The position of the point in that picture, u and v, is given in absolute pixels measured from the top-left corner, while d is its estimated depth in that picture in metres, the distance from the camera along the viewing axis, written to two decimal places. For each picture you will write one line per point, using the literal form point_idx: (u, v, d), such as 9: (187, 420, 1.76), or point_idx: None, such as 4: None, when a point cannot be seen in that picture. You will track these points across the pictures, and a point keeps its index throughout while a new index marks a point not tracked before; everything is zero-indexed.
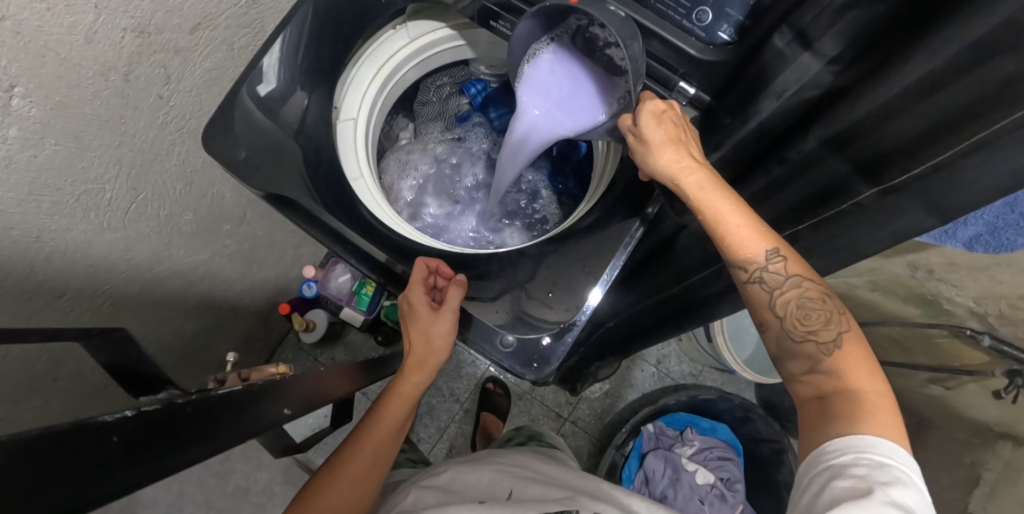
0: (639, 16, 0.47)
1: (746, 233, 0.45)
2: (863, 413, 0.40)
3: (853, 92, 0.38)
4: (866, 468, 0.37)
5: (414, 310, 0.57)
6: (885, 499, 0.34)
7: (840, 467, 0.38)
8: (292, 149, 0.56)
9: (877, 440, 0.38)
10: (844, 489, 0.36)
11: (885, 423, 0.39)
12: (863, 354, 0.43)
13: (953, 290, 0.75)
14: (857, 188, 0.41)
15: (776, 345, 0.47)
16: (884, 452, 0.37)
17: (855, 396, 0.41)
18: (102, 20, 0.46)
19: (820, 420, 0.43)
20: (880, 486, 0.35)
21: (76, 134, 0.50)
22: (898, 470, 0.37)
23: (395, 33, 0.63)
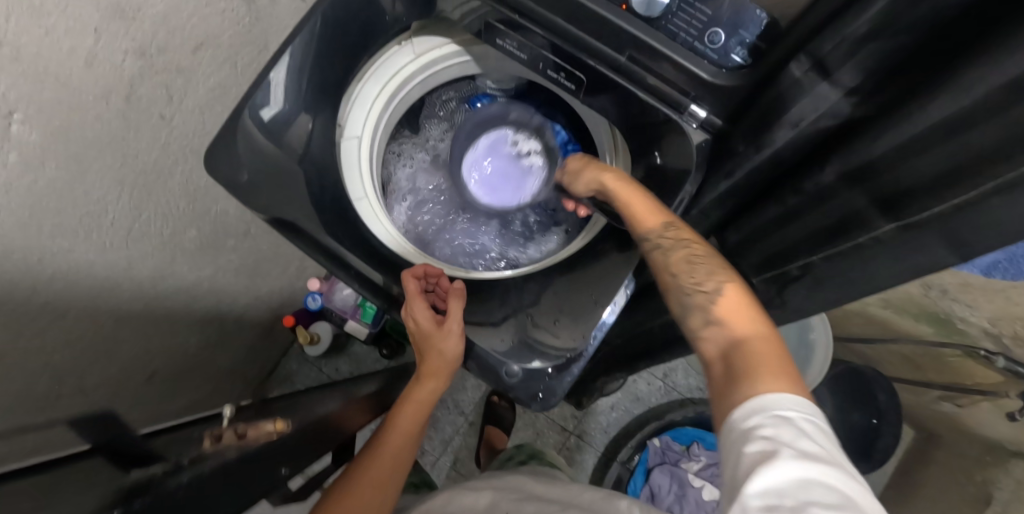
0: (650, 38, 0.46)
1: (644, 212, 0.49)
2: (754, 358, 0.33)
3: (881, 126, 0.37)
4: (772, 426, 0.28)
5: (417, 327, 0.53)
6: (794, 456, 0.26)
7: (745, 431, 0.29)
8: (295, 172, 0.55)
9: (779, 396, 0.30)
10: (750, 455, 0.27)
11: (776, 367, 0.32)
12: (749, 301, 0.39)
13: (967, 309, 0.73)
14: (875, 221, 0.39)
15: (675, 309, 0.43)
16: (788, 404, 0.29)
17: (744, 342, 0.35)
18: (101, 43, 0.45)
19: (719, 380, 0.35)
20: (790, 445, 0.27)
21: (76, 156, 0.50)
22: (808, 420, 0.28)
23: (401, 49, 0.61)
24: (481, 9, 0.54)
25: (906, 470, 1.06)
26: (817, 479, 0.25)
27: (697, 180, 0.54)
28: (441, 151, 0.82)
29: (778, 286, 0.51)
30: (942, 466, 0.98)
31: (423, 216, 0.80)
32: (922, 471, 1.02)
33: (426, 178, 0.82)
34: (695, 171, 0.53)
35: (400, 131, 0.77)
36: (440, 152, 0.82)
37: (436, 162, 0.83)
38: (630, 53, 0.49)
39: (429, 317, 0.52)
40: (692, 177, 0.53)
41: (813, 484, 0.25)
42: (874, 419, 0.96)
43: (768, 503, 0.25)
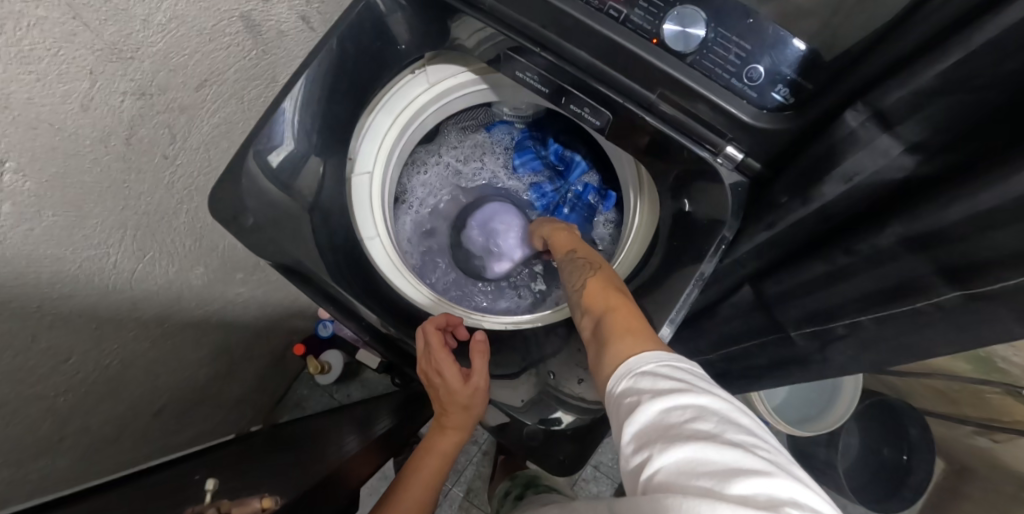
0: (684, 77, 0.43)
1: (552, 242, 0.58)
2: (610, 338, 0.40)
3: (946, 188, 0.33)
4: (634, 380, 0.33)
5: (443, 382, 0.49)
6: (651, 397, 0.30)
7: (615, 395, 0.34)
8: (304, 218, 0.53)
9: (641, 353, 0.35)
10: (624, 409, 0.31)
11: (624, 334, 0.39)
12: (609, 286, 0.47)
13: (1011, 349, 0.69)
14: (937, 289, 0.36)
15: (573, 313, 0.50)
16: (644, 356, 0.35)
17: (605, 322, 0.42)
18: (98, 86, 0.43)
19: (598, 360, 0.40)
20: (647, 388, 0.31)
21: (75, 203, 0.47)
22: (660, 361, 0.34)
23: (414, 78, 0.60)
24: (497, 38, 0.51)
25: (938, 505, 1.01)
26: (672, 403, 0.28)
27: (734, 227, 0.50)
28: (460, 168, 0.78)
29: (820, 342, 0.47)
30: (976, 502, 0.94)
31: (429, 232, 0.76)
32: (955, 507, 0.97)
33: (439, 191, 0.78)
34: (732, 219, 0.49)
35: (422, 150, 0.74)
36: (455, 168, 0.77)
37: (451, 176, 0.78)
38: (661, 91, 0.46)
39: (455, 371, 0.49)
40: (727, 224, 0.49)
41: (669, 408, 0.28)
42: (905, 455, 0.92)
43: (641, 442, 0.28)
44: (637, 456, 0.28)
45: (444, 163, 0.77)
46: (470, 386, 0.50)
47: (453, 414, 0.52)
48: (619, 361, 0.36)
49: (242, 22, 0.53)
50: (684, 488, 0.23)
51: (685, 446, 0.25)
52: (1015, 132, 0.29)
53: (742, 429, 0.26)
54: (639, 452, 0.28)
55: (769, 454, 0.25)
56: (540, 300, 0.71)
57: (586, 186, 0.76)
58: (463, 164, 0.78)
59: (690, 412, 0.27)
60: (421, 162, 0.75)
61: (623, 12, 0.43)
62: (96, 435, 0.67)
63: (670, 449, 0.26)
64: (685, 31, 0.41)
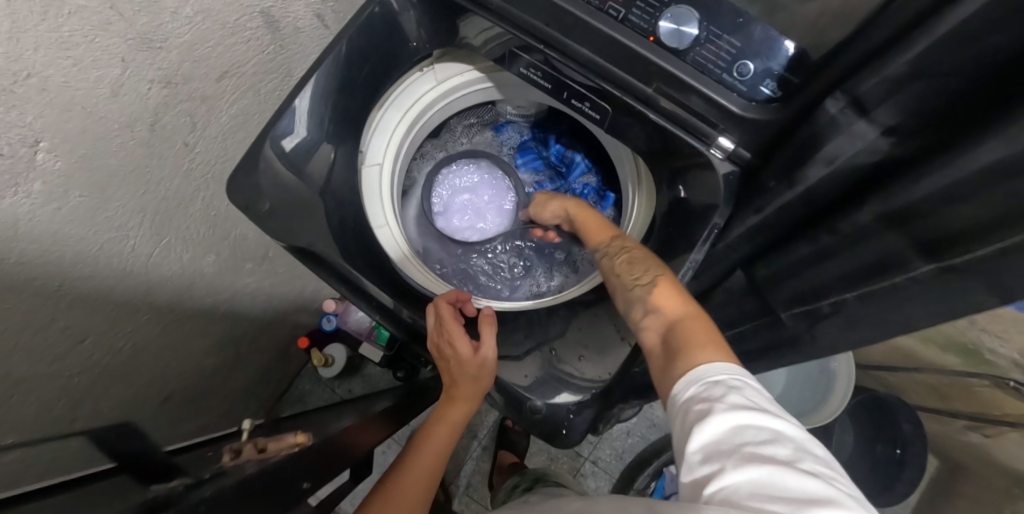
0: (677, 71, 0.46)
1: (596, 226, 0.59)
2: (686, 342, 0.41)
3: (919, 167, 0.36)
4: (705, 389, 0.35)
5: (453, 352, 0.51)
6: (725, 409, 0.31)
7: (686, 397, 0.36)
8: (316, 203, 0.55)
9: (713, 362, 0.37)
10: (693, 415, 0.33)
11: (702, 341, 0.40)
12: (679, 288, 0.48)
13: (997, 341, 0.70)
14: (913, 263, 0.38)
15: (622, 302, 0.51)
16: (716, 366, 0.36)
17: (678, 324, 0.44)
18: (128, 73, 0.46)
19: (666, 362, 0.41)
20: (720, 399, 0.33)
21: (100, 185, 0.50)
22: (733, 374, 0.35)
23: (422, 75, 0.63)
24: (504, 37, 0.54)
25: (932, 502, 1.03)
26: (748, 422, 0.30)
27: (726, 213, 0.53)
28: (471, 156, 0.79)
29: (809, 321, 0.50)
30: (969, 498, 0.95)
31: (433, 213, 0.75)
32: (948, 503, 0.99)
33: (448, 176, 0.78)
34: (724, 205, 0.52)
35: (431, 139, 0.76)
36: (463, 156, 0.78)
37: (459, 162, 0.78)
38: (658, 85, 0.49)
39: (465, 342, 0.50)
40: (719, 210, 0.52)
41: (745, 427, 0.30)
42: (898, 449, 0.94)
43: (710, 452, 0.30)
44: (703, 467, 0.29)
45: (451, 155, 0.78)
46: (479, 357, 0.52)
47: (461, 385, 0.53)
48: (687, 368, 0.38)
49: (262, 17, 0.56)
50: (757, 507, 0.24)
51: (760, 467, 0.27)
52: (977, 112, 0.32)
53: (818, 460, 0.28)
54: (707, 460, 0.29)
55: (846, 488, 0.26)
56: (548, 288, 0.70)
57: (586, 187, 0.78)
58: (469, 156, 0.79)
59: (767, 434, 0.29)
60: (428, 155, 0.77)
61: (621, 11, 0.46)
62: (106, 418, 0.68)
63: (746, 467, 0.27)
64: (680, 29, 0.45)
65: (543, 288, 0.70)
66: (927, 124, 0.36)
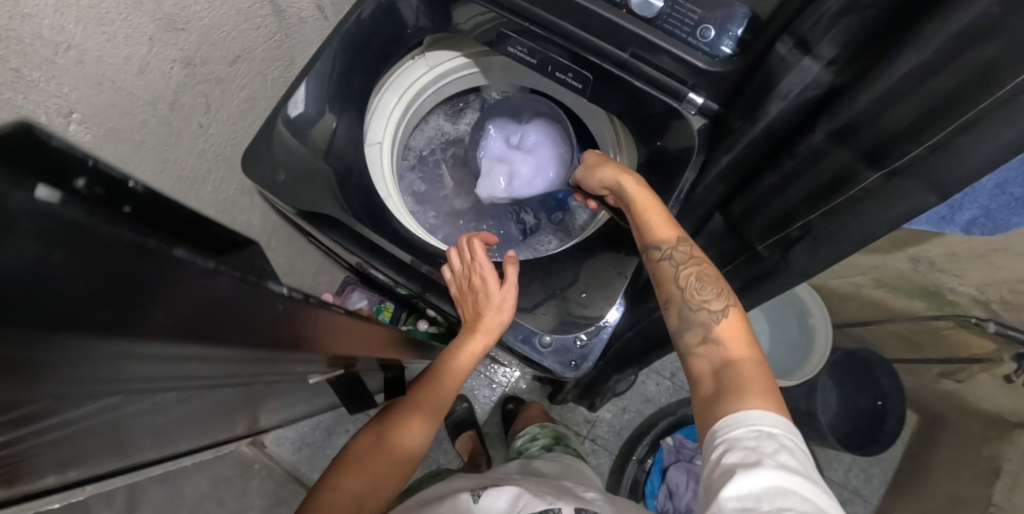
0: (649, 34, 0.53)
1: (660, 219, 0.55)
2: (747, 380, 0.43)
3: (854, 88, 0.43)
4: (756, 440, 0.38)
5: (483, 285, 0.58)
6: (777, 468, 0.35)
7: (733, 438, 0.39)
8: (323, 169, 0.60)
9: (764, 412, 0.40)
10: (738, 460, 0.37)
11: (767, 393, 0.42)
12: (744, 329, 0.49)
13: (956, 279, 0.76)
14: (862, 173, 0.44)
15: (677, 317, 0.51)
16: (770, 420, 0.39)
17: (739, 364, 0.45)
18: (154, 51, 0.50)
19: (714, 396, 0.44)
20: (772, 456, 0.36)
21: (122, 160, 0.52)
22: (786, 434, 0.38)
23: (415, 63, 0.69)
24: (494, 19, 0.61)
25: (915, 455, 1.08)
26: (790, 488, 0.34)
27: (700, 160, 0.60)
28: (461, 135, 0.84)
29: (784, 248, 0.55)
30: (949, 445, 1.01)
31: (426, 190, 0.82)
32: (930, 453, 1.04)
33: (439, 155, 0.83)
34: (697, 153, 0.59)
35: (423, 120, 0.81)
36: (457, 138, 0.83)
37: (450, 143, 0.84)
38: (632, 49, 0.55)
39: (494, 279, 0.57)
40: (695, 155, 0.59)
41: (787, 492, 0.34)
42: (880, 401, 0.99)
43: (745, 504, 0.34)
44: None
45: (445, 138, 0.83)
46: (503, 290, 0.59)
47: (477, 331, 0.58)
48: (738, 409, 0.41)
49: (270, 7, 0.63)
50: None
51: None
52: (894, 34, 0.39)
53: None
54: (743, 510, 0.34)
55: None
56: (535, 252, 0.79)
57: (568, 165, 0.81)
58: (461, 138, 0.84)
59: (806, 507, 0.33)
60: (422, 139, 0.82)
61: None
62: None
63: None
64: None
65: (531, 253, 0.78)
66: (858, 54, 0.43)
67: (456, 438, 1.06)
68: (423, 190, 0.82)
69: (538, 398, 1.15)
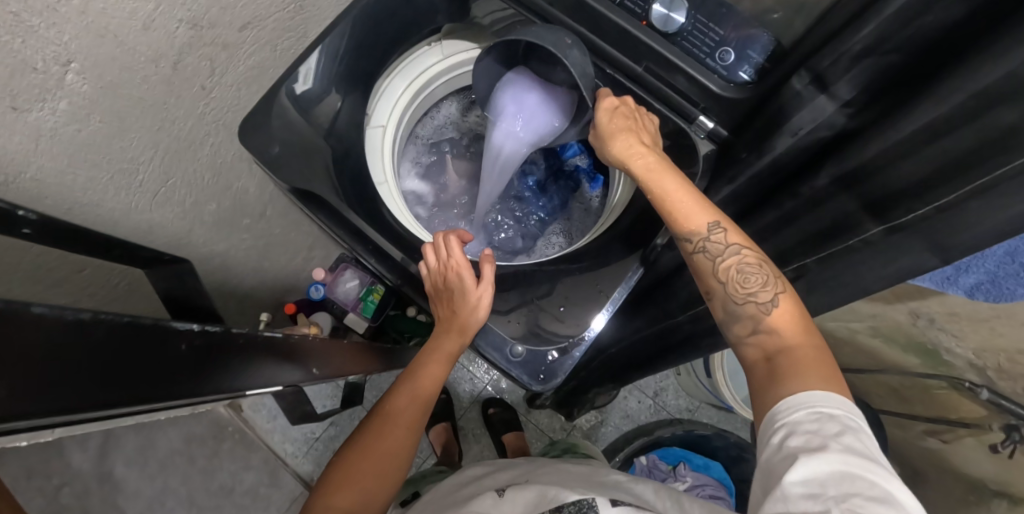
0: (666, 51, 0.51)
1: (691, 206, 0.50)
2: (804, 365, 0.41)
3: (866, 135, 0.41)
4: (817, 422, 0.36)
5: (456, 280, 0.54)
6: (841, 450, 0.33)
7: (793, 424, 0.37)
8: (321, 148, 0.59)
9: (829, 393, 0.38)
10: (797, 446, 0.35)
11: (826, 375, 0.40)
12: (799, 310, 0.46)
13: (953, 340, 0.74)
14: (864, 224, 0.42)
15: (722, 311, 0.49)
16: (837, 403, 0.37)
17: (794, 351, 0.43)
18: (160, 9, 0.49)
19: (768, 379, 0.43)
20: (833, 439, 0.34)
21: (120, 115, 0.52)
22: (844, 412, 0.36)
23: (429, 49, 0.67)
24: (513, 17, 0.60)
25: None
26: (860, 472, 0.32)
27: (702, 185, 0.59)
28: (471, 127, 0.82)
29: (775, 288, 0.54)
30: (927, 504, 0.98)
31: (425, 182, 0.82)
32: None
33: (445, 142, 0.83)
34: (699, 176, 0.58)
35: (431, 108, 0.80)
36: (462, 132, 0.83)
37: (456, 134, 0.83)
38: (646, 64, 0.54)
39: (468, 281, 0.53)
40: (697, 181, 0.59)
41: (854, 475, 0.32)
42: None
43: (811, 490, 0.32)
44: (805, 501, 0.31)
45: (450, 132, 0.82)
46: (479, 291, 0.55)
47: (459, 314, 0.56)
48: (799, 389, 0.39)
49: None
50: None
51: None
52: (915, 86, 0.37)
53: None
54: (809, 496, 0.31)
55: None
56: (526, 258, 0.79)
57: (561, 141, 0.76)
58: (466, 133, 0.83)
59: (878, 489, 0.31)
60: (427, 128, 0.81)
61: None
62: None
63: None
64: (669, 14, 0.50)
65: (522, 259, 0.79)
66: (876, 100, 0.41)
67: (431, 428, 1.06)
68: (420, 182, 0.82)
69: (518, 399, 1.15)
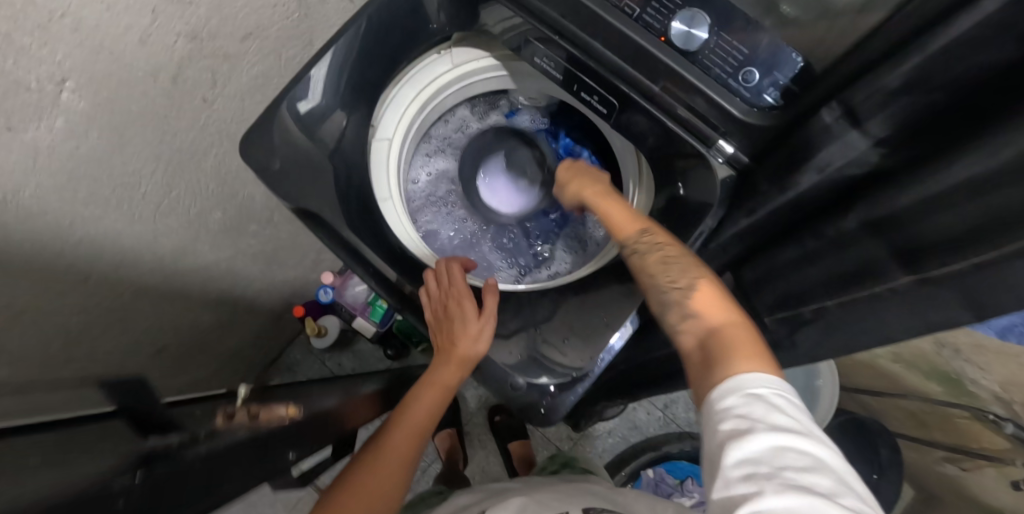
0: (685, 71, 0.48)
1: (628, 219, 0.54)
2: (725, 345, 0.39)
3: (902, 179, 0.38)
4: (744, 404, 0.34)
5: (461, 312, 0.54)
6: (767, 429, 0.32)
7: (721, 412, 0.35)
8: (323, 166, 0.58)
9: (756, 374, 0.36)
10: (727, 431, 0.33)
11: (746, 353, 0.38)
12: (721, 294, 0.44)
13: (979, 372, 0.71)
14: (890, 272, 0.39)
15: (655, 304, 0.47)
16: (764, 382, 0.35)
17: (717, 330, 0.41)
18: (157, 23, 0.48)
19: (698, 365, 0.40)
20: (761, 418, 0.33)
21: (119, 130, 0.52)
22: (774, 388, 0.35)
23: (440, 58, 0.64)
24: (523, 26, 0.56)
25: None
26: (787, 446, 0.31)
27: (720, 213, 0.55)
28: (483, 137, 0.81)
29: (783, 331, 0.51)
30: None
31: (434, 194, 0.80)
32: None
33: (456, 150, 0.80)
34: (717, 206, 0.54)
35: (445, 115, 0.77)
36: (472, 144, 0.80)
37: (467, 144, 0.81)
38: (664, 83, 0.50)
39: (472, 310, 0.54)
40: (714, 211, 0.54)
41: (784, 451, 0.31)
42: (874, 474, 0.94)
43: (747, 473, 0.30)
44: (742, 484, 0.30)
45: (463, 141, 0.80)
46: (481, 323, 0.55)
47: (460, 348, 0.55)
48: (725, 375, 0.37)
49: None
50: None
51: (801, 496, 0.28)
52: (958, 131, 0.34)
53: (856, 496, 0.29)
54: (746, 479, 0.30)
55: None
56: (531, 281, 0.75)
57: (515, 111, 0.80)
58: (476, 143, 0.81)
59: (805, 459, 0.30)
60: (438, 136, 0.79)
61: (636, 9, 0.48)
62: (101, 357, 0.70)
63: (785, 494, 0.28)
64: (689, 31, 0.47)
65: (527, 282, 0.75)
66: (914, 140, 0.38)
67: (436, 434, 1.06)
68: (427, 192, 0.80)
69: None
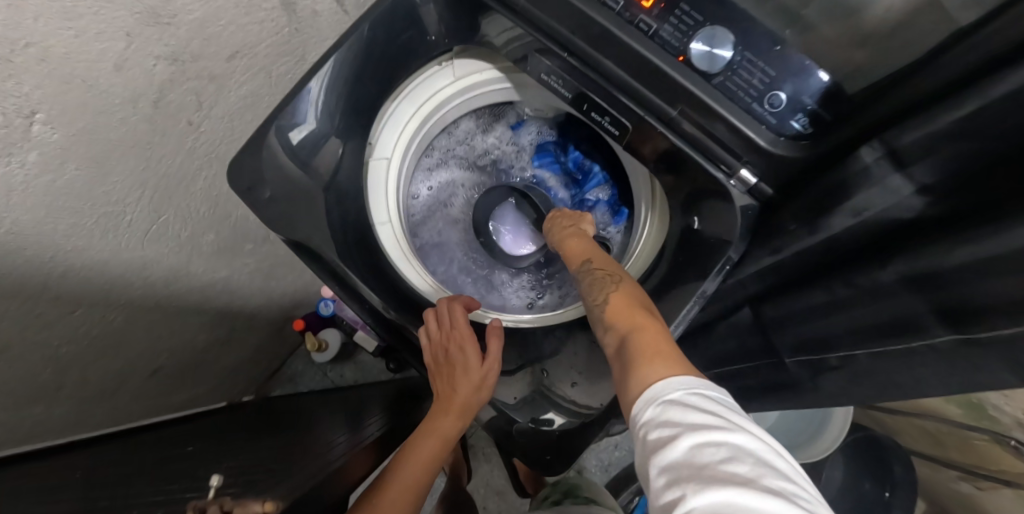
0: (707, 96, 0.44)
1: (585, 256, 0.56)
2: (637, 356, 0.39)
3: (953, 232, 0.34)
4: (664, 409, 0.32)
5: (462, 355, 0.51)
6: (687, 430, 0.29)
7: (644, 422, 0.33)
8: (317, 195, 0.54)
9: (669, 379, 0.35)
10: (653, 438, 0.31)
11: (654, 359, 0.38)
12: (650, 314, 0.44)
13: (1002, 397, 0.69)
14: (934, 330, 0.36)
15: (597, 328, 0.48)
16: (673, 382, 0.34)
17: (633, 342, 0.41)
18: (134, 47, 0.44)
19: (621, 378, 0.40)
20: (680, 420, 0.31)
21: (99, 160, 0.48)
22: (688, 387, 0.33)
23: (441, 70, 0.60)
24: (524, 37, 0.50)
25: None
26: (707, 439, 0.28)
27: (740, 247, 0.51)
28: (488, 149, 0.77)
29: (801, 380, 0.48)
30: None
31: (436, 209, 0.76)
32: None
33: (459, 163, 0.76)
34: (737, 240, 0.51)
35: (450, 126, 0.73)
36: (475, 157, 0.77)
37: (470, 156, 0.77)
38: (682, 108, 0.46)
39: (473, 351, 0.52)
40: (734, 246, 0.51)
41: (704, 446, 0.28)
42: (887, 492, 0.92)
43: (671, 477, 0.28)
44: (667, 492, 0.28)
45: (467, 154, 0.76)
46: (484, 367, 0.52)
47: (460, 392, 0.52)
48: (644, 384, 0.36)
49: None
50: None
51: (721, 490, 0.25)
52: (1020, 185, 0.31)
53: (780, 474, 0.27)
54: (670, 484, 0.28)
55: (807, 505, 0.25)
56: (535, 306, 0.72)
57: (522, 122, 0.76)
58: (479, 156, 0.77)
59: (726, 451, 0.27)
60: (440, 148, 0.75)
61: (653, 25, 0.43)
62: (95, 386, 0.68)
63: (703, 492, 0.25)
64: (712, 51, 0.42)
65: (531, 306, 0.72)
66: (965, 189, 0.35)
67: None
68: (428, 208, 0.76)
69: None
